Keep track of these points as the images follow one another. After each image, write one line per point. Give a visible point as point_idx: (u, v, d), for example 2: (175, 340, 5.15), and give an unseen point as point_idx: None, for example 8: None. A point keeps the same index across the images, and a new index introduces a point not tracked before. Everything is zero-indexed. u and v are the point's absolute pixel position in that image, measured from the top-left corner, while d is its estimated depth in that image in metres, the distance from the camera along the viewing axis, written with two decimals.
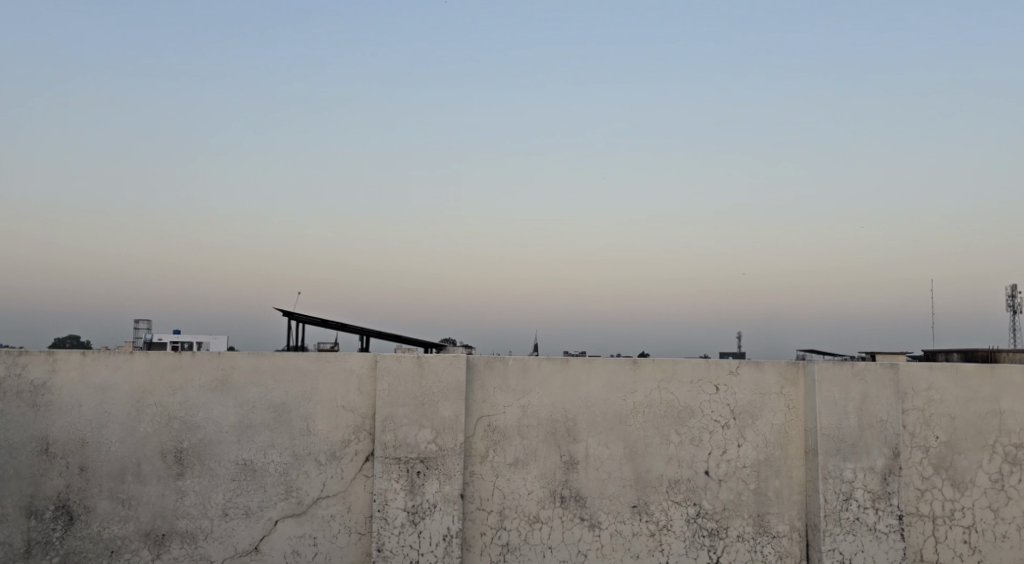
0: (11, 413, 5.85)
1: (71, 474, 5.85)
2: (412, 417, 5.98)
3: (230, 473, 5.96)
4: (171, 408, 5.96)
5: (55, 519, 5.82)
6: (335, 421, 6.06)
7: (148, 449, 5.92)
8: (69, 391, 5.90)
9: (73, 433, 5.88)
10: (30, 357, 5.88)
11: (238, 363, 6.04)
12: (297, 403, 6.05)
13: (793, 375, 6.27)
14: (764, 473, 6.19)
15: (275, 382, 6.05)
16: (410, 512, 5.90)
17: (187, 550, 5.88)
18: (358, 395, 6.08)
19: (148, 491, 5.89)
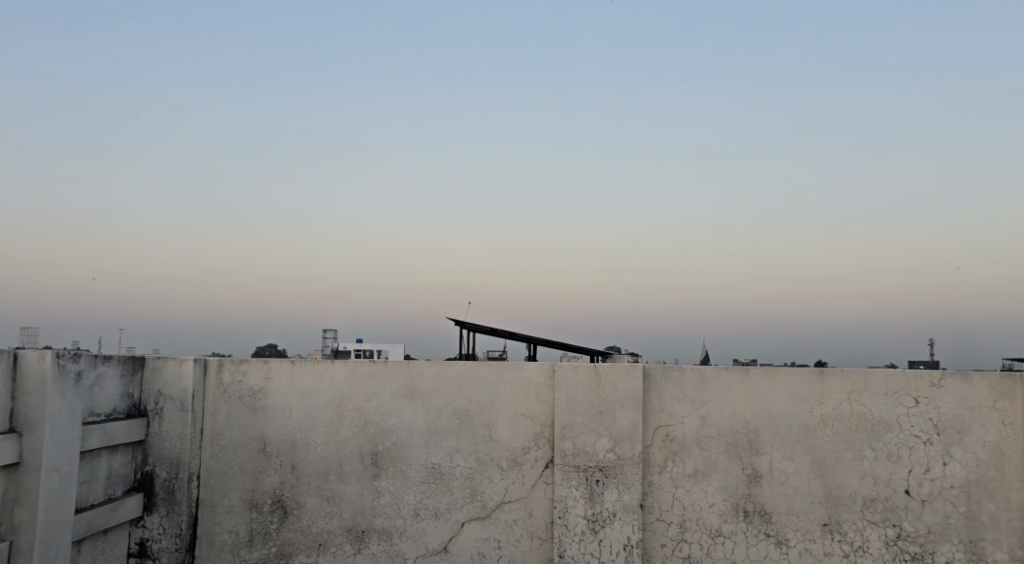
0: (235, 415, 6.76)
1: (284, 472, 6.69)
2: (589, 426, 6.40)
3: (420, 476, 6.61)
4: (368, 414, 6.69)
5: (272, 512, 6.67)
6: (515, 428, 6.59)
7: (348, 451, 6.67)
8: (282, 396, 6.74)
9: (285, 434, 6.72)
10: (249, 365, 6.79)
11: (425, 372, 6.70)
12: (479, 410, 6.64)
13: (1007, 390, 6.13)
14: (975, 495, 6.10)
15: (459, 390, 6.66)
16: (590, 520, 6.32)
17: (384, 547, 6.56)
18: (537, 404, 6.59)
19: (349, 490, 6.63)
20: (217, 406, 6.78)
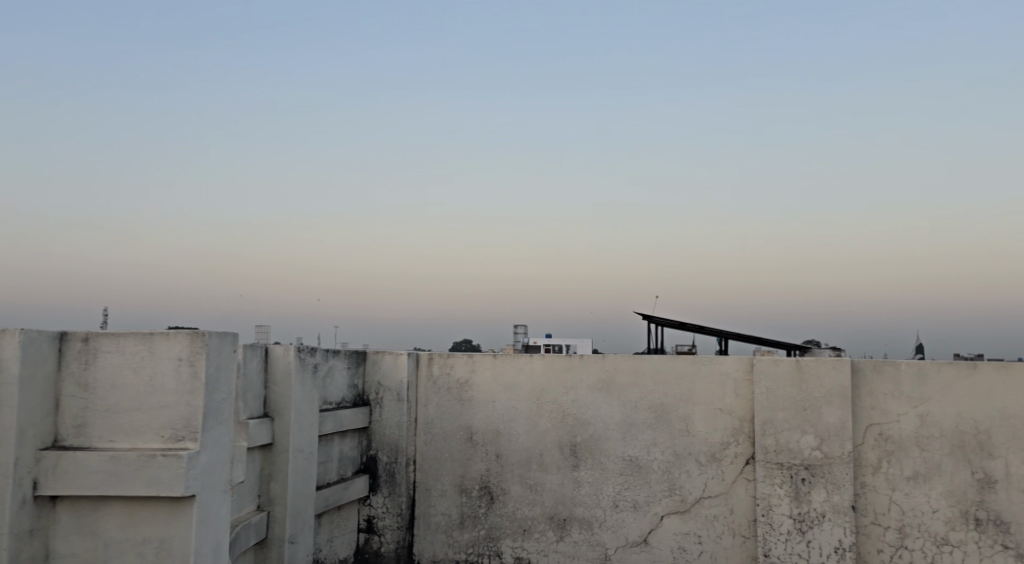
0: (444, 404, 7.59)
1: (489, 460, 7.42)
2: (793, 422, 6.69)
3: (618, 468, 7.13)
4: (566, 405, 7.31)
5: (480, 498, 7.40)
6: (713, 423, 7.00)
7: (548, 441, 7.31)
8: (485, 388, 7.50)
9: (489, 424, 7.45)
10: (455, 359, 7.61)
11: (620, 366, 7.23)
12: (675, 404, 7.09)
13: None
14: None
15: (654, 383, 7.14)
16: (796, 519, 6.62)
17: (585, 535, 7.14)
18: (735, 398, 6.97)
19: (550, 479, 7.26)
20: (428, 397, 7.63)
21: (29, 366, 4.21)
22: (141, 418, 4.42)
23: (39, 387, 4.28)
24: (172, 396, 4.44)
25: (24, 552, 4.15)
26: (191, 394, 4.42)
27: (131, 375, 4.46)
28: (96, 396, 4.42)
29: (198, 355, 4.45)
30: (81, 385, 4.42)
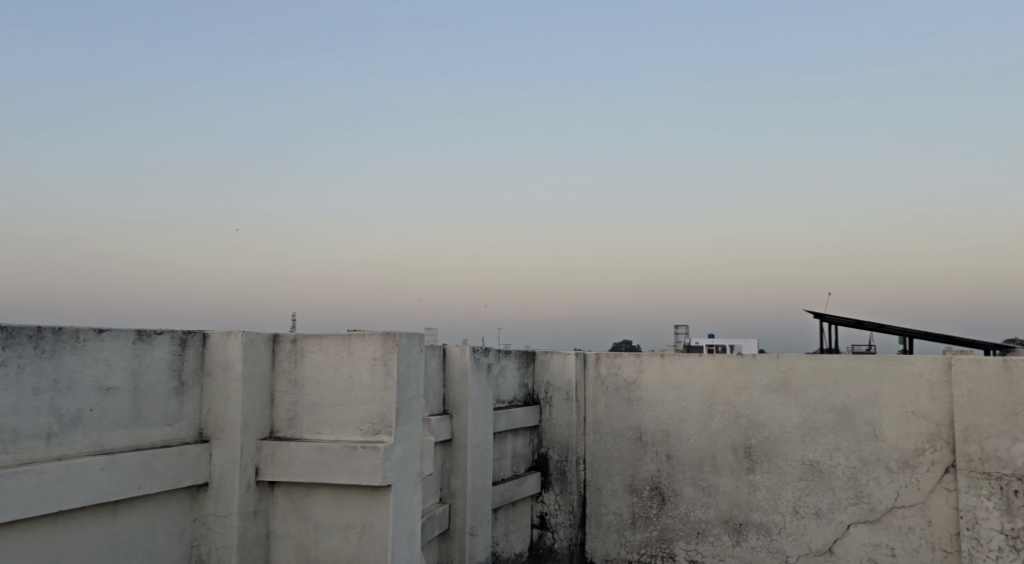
0: (613, 404, 7.89)
1: (660, 460, 7.64)
2: (1002, 428, 6.45)
3: (797, 472, 7.17)
4: (738, 407, 7.42)
5: (651, 498, 7.63)
6: (905, 427, 6.90)
7: (720, 443, 7.44)
8: (654, 388, 7.73)
9: (659, 424, 7.68)
10: (623, 359, 7.91)
11: (796, 365, 7.28)
12: (860, 407, 7.04)
13: None
14: None
15: (836, 385, 7.13)
16: (1009, 536, 6.38)
17: (763, 541, 7.21)
18: (929, 401, 6.84)
19: (724, 482, 7.39)
20: (597, 396, 7.97)
21: (250, 364, 4.87)
22: (342, 412, 4.97)
23: (258, 384, 4.93)
24: (368, 392, 4.94)
25: (251, 530, 4.79)
26: (385, 390, 4.91)
27: (333, 372, 5.02)
28: (304, 392, 5.02)
29: (390, 355, 4.93)
30: (291, 381, 5.05)
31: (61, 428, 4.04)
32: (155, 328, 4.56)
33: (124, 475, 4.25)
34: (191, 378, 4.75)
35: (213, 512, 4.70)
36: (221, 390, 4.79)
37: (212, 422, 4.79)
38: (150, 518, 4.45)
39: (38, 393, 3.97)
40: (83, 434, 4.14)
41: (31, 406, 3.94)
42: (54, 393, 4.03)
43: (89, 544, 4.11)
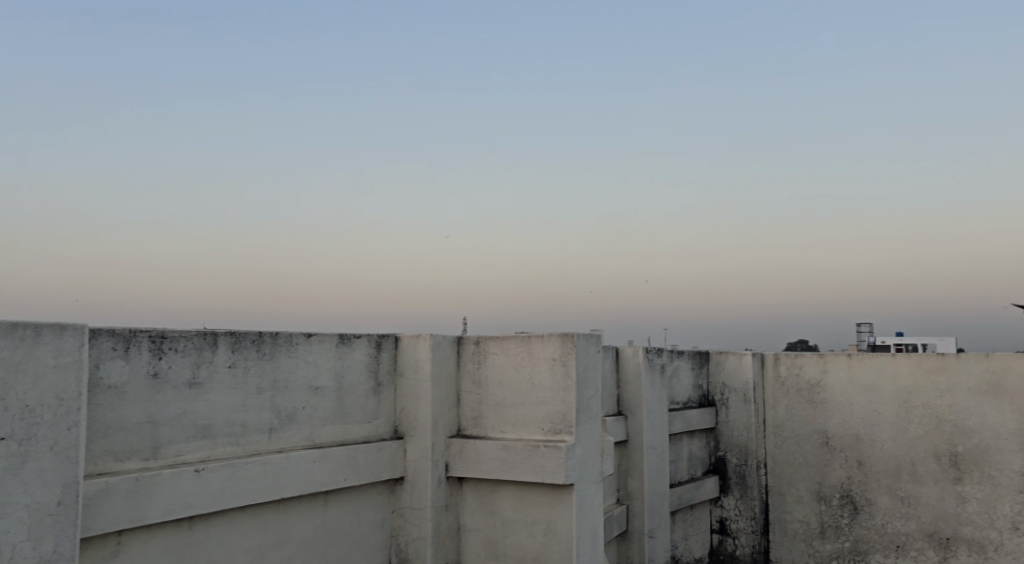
0: (797, 407, 7.69)
1: (851, 467, 7.36)
2: None
3: (1015, 485, 6.65)
4: (940, 411, 7.00)
5: (842, 507, 7.39)
6: None
7: (921, 450, 7.06)
8: (841, 390, 7.47)
9: (848, 429, 7.41)
10: (804, 360, 7.72)
11: (1011, 366, 6.78)
12: None
13: None
14: None
15: None
16: None
17: (975, 558, 6.76)
18: None
19: (926, 492, 7.00)
20: (776, 398, 7.80)
21: (438, 365, 5.09)
22: (524, 412, 4.97)
23: (445, 384, 5.13)
24: (549, 392, 4.89)
25: (442, 522, 4.99)
26: (565, 391, 4.83)
27: (515, 373, 5.03)
28: (488, 392, 5.11)
29: (569, 356, 4.83)
30: (475, 381, 5.17)
31: (280, 423, 4.44)
32: (354, 333, 4.92)
33: (332, 467, 4.61)
34: (385, 378, 5.07)
35: (409, 504, 4.98)
36: (413, 390, 5.06)
37: (406, 419, 5.07)
38: (355, 509, 4.81)
39: (261, 391, 4.35)
40: (298, 429, 4.54)
41: (257, 403, 4.33)
42: (274, 391, 4.42)
43: (305, 529, 4.51)
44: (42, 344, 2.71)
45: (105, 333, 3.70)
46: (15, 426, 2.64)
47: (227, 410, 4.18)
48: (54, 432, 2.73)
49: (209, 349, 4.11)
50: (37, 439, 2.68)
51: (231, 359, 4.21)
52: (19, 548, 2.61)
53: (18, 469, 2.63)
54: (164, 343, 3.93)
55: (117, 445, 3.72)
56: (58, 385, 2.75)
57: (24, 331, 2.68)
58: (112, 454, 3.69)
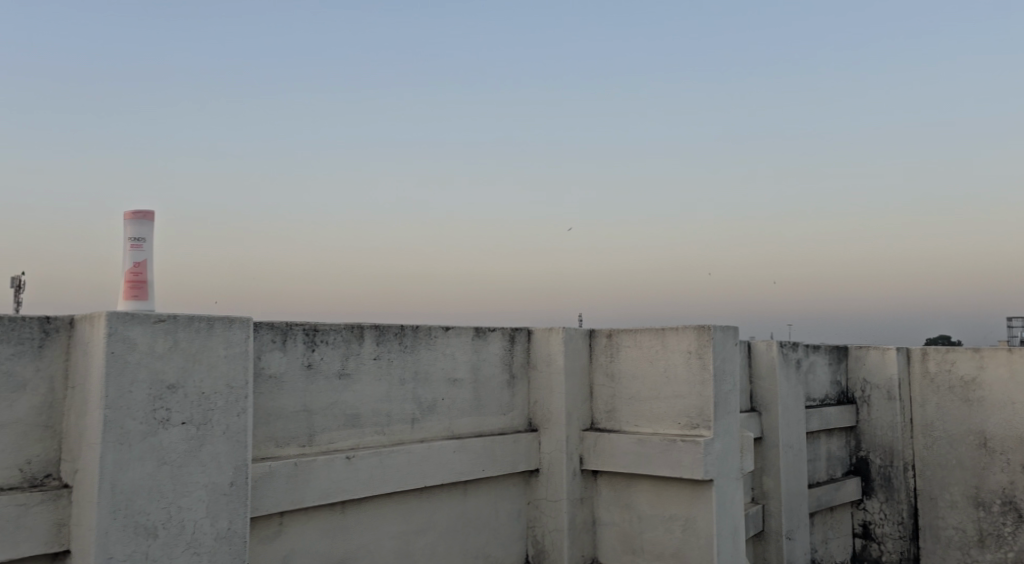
0: (950, 405, 7.28)
1: (1013, 471, 6.92)
2: None
3: None
4: None
5: (1004, 514, 6.95)
6: None
7: None
8: (999, 388, 7.04)
9: (1009, 430, 6.96)
10: (957, 355, 7.32)
11: None
12: None
13: None
14: None
15: None
16: None
17: None
18: None
19: None
20: (925, 396, 7.44)
21: (571, 359, 5.12)
22: (660, 406, 4.94)
23: (578, 377, 5.16)
24: (685, 386, 4.84)
25: (578, 515, 5.03)
26: (702, 384, 4.77)
27: (649, 366, 5.00)
28: (621, 385, 5.11)
29: (705, 349, 4.76)
30: (608, 375, 5.17)
31: (422, 413, 4.59)
32: (489, 326, 5.01)
33: (472, 457, 4.73)
34: (519, 371, 5.15)
35: (544, 496, 5.04)
36: (546, 382, 5.12)
37: (540, 412, 5.14)
38: (492, 499, 4.91)
39: (404, 383, 4.51)
40: (438, 420, 4.68)
41: (401, 394, 4.49)
42: (416, 382, 4.57)
43: (446, 517, 4.65)
44: (216, 335, 2.92)
45: (266, 327, 3.93)
46: (194, 412, 2.86)
47: (373, 400, 4.36)
48: (226, 417, 2.94)
49: (356, 342, 4.30)
50: (212, 424, 2.90)
51: (376, 351, 4.39)
52: (198, 524, 2.83)
53: (197, 450, 2.85)
54: (316, 336, 4.13)
55: (277, 431, 3.95)
56: (228, 374, 2.96)
57: (199, 324, 2.89)
58: (273, 440, 3.92)
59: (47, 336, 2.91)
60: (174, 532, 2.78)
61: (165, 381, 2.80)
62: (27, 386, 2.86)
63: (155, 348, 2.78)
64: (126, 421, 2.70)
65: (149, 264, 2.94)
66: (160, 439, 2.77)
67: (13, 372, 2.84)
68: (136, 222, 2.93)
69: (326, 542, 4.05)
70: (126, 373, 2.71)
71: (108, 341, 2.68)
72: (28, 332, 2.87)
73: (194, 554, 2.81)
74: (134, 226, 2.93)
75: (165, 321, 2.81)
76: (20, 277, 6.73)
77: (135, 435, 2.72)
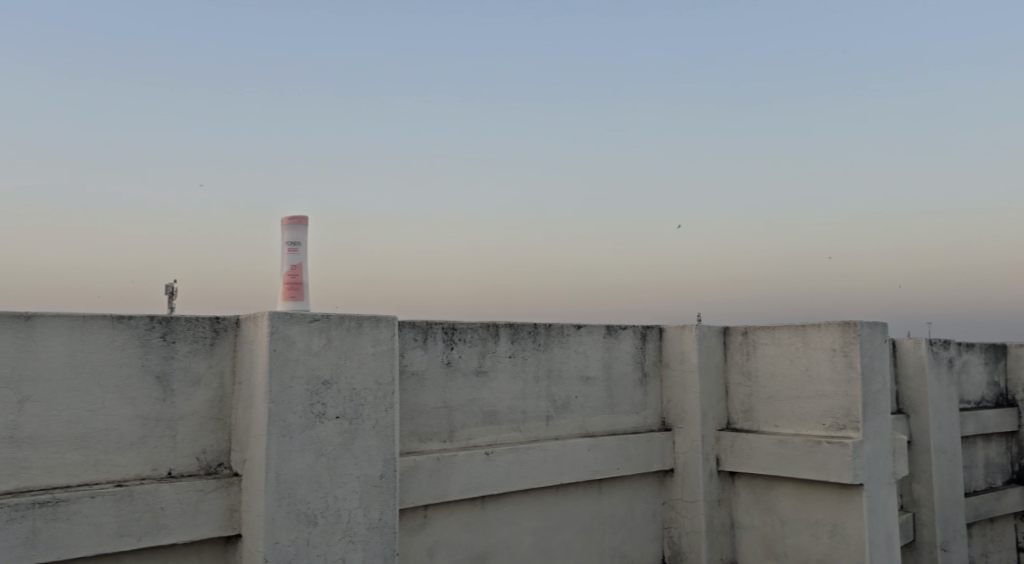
0: None
1: None
2: None
3: None
4: None
5: None
6: None
7: None
8: None
9: None
10: None
11: None
12: None
13: None
14: None
15: None
16: None
17: None
18: None
19: None
20: None
21: (706, 357, 5.04)
22: (802, 406, 4.79)
23: (712, 376, 5.08)
24: (830, 385, 4.67)
25: (717, 518, 4.95)
26: (849, 383, 4.59)
27: (789, 364, 4.86)
28: (760, 384, 4.99)
29: (851, 346, 4.58)
30: (744, 374, 5.06)
31: (556, 411, 4.64)
32: (621, 324, 4.99)
33: (606, 456, 4.74)
34: (652, 369, 5.12)
35: (680, 497, 4.98)
36: (680, 381, 5.06)
37: (674, 411, 5.08)
38: (628, 498, 4.90)
39: (539, 381, 4.57)
40: (573, 418, 4.71)
41: (536, 392, 4.55)
42: (549, 380, 4.61)
43: (583, 515, 4.68)
44: (365, 334, 3.06)
45: (407, 326, 4.07)
46: (347, 407, 3.00)
47: (509, 397, 4.43)
48: (376, 412, 3.07)
49: (492, 340, 4.38)
50: (363, 419, 3.03)
51: (511, 349, 4.46)
52: (353, 513, 2.97)
53: (350, 443, 2.99)
54: (454, 335, 4.24)
55: (419, 427, 4.08)
56: (377, 370, 3.08)
57: (350, 323, 3.03)
58: (417, 435, 4.06)
59: (217, 334, 3.12)
60: (331, 520, 2.92)
61: (321, 377, 2.95)
62: (201, 381, 3.08)
63: (312, 346, 2.93)
64: (288, 414, 2.86)
65: (304, 267, 3.11)
66: (317, 432, 2.92)
67: (189, 367, 3.06)
68: (291, 227, 3.11)
69: (468, 536, 4.16)
70: (287, 369, 2.87)
71: (270, 339, 2.84)
72: (200, 331, 3.09)
73: (350, 542, 2.96)
74: (290, 232, 3.11)
75: (320, 320, 2.96)
76: (171, 284, 7.16)
77: (296, 427, 2.88)
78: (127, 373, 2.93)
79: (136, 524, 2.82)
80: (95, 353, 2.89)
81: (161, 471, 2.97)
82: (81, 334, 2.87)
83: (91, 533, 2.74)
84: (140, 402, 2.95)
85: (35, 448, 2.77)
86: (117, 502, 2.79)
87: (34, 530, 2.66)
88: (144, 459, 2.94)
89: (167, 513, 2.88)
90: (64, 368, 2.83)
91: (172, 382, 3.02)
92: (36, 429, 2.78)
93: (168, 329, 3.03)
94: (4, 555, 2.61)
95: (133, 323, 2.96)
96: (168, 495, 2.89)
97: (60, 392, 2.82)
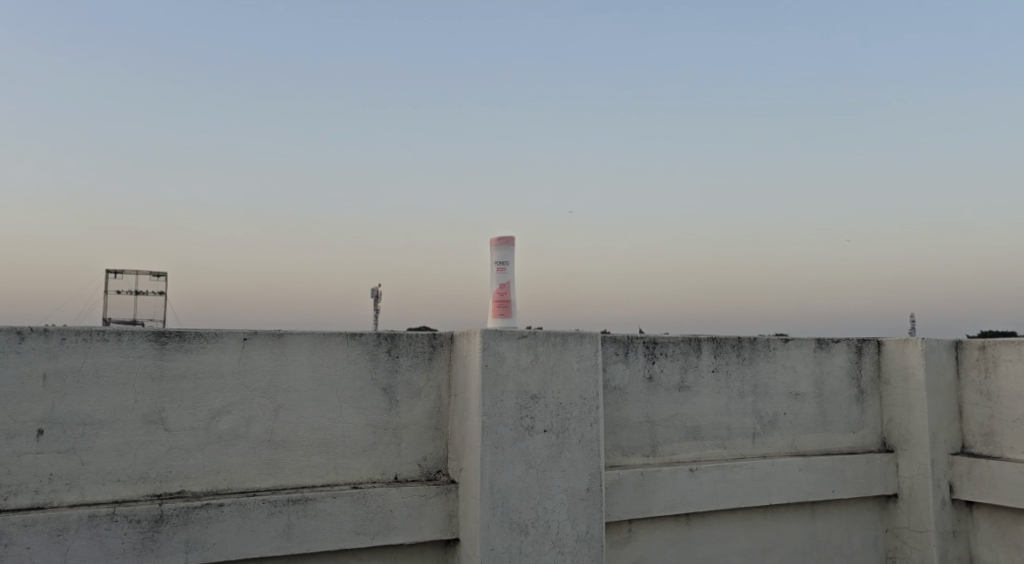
0: None
1: None
2: None
3: None
4: None
5: None
6: None
7: None
8: None
9: None
10: None
11: None
12: None
13: None
14: None
15: None
16: None
17: None
18: None
19: None
20: None
21: (933, 374, 4.72)
22: None
23: (944, 394, 4.75)
24: None
25: (951, 550, 4.61)
26: None
27: None
28: (1002, 406, 4.61)
29: None
30: (983, 393, 4.70)
31: (763, 429, 4.53)
32: (833, 338, 4.80)
33: (820, 477, 4.56)
34: (869, 386, 4.87)
35: (906, 525, 4.70)
36: (903, 399, 4.78)
37: (896, 431, 4.81)
38: (845, 523, 4.69)
39: (743, 397, 4.49)
40: (782, 436, 4.58)
41: (741, 408, 4.47)
42: (755, 396, 4.52)
43: (797, 538, 4.53)
44: (569, 349, 3.16)
45: (610, 340, 4.14)
46: (554, 421, 3.11)
47: (714, 413, 4.39)
48: (581, 427, 3.16)
49: (694, 354, 4.36)
50: (569, 433, 3.14)
51: (714, 364, 4.41)
52: (561, 525, 3.08)
53: (557, 456, 3.10)
54: (656, 349, 4.26)
55: (624, 441, 4.15)
56: (581, 386, 3.18)
57: (555, 338, 3.15)
58: (620, 449, 4.12)
59: (434, 349, 3.35)
60: (541, 531, 3.05)
61: (529, 392, 3.08)
62: (421, 392, 3.31)
63: (520, 361, 3.07)
64: (499, 427, 3.02)
65: (512, 285, 3.26)
66: (527, 444, 3.06)
67: (411, 380, 3.29)
68: (500, 247, 3.27)
69: (675, 552, 4.16)
70: (498, 384, 3.03)
71: (483, 355, 3.02)
72: (420, 346, 3.32)
73: (559, 552, 3.07)
74: (500, 251, 3.27)
75: (527, 337, 3.10)
76: (376, 290, 7.71)
77: (507, 439, 3.03)
78: (359, 385, 3.21)
79: (370, 524, 3.08)
80: (333, 366, 3.18)
81: (388, 475, 3.22)
82: (322, 349, 3.17)
83: (333, 529, 3.02)
84: (370, 411, 3.22)
85: (288, 451, 3.10)
86: (355, 503, 3.06)
87: (289, 524, 2.97)
88: (375, 464, 3.21)
89: (396, 515, 3.12)
90: (309, 380, 3.15)
91: (396, 393, 3.27)
92: (288, 434, 3.10)
93: (393, 345, 3.28)
94: (266, 545, 2.94)
95: (363, 339, 3.23)
96: (396, 498, 3.12)
97: (306, 402, 3.14)
